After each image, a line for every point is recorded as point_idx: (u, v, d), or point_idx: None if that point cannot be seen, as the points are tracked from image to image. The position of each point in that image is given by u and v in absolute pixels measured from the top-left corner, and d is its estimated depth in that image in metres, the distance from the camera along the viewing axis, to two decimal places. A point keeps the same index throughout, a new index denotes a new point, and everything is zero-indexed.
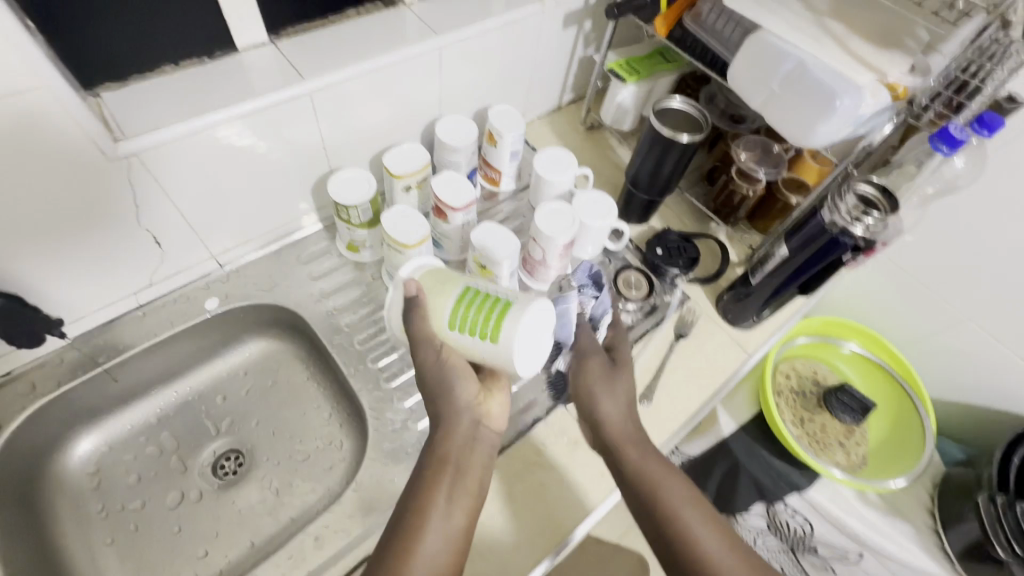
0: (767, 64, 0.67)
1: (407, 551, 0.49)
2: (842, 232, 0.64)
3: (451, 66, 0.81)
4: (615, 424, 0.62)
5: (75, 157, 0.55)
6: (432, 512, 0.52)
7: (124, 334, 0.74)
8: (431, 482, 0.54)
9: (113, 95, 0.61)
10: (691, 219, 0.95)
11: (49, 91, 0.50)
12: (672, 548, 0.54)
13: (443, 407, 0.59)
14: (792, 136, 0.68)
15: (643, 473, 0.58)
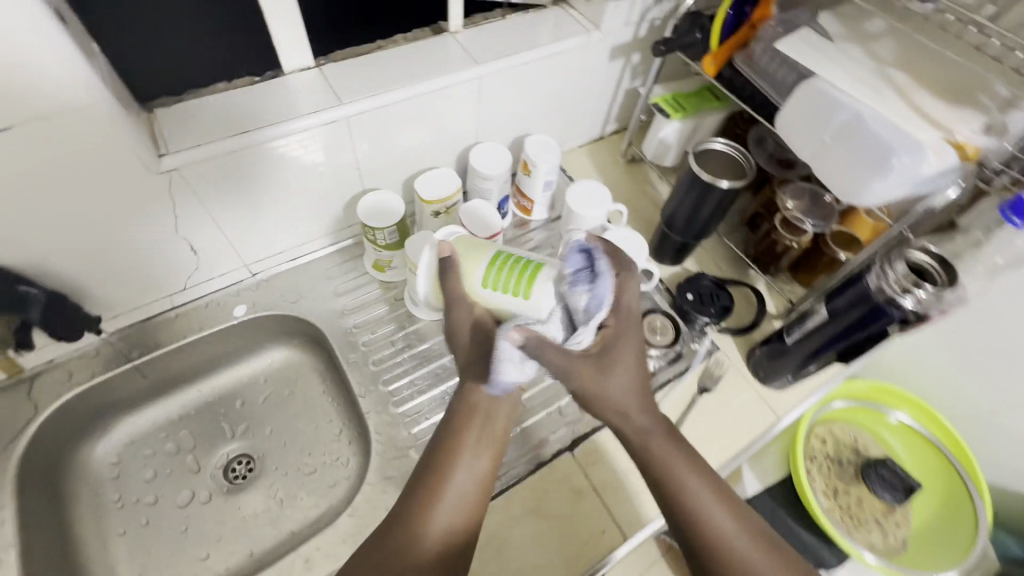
0: (821, 113, 0.62)
1: (429, 498, 0.54)
2: (888, 301, 0.59)
3: (490, 95, 0.81)
4: (624, 399, 0.54)
5: (120, 171, 0.58)
6: (454, 461, 0.57)
7: (157, 333, 0.77)
8: (458, 432, 0.59)
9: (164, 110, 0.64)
10: (728, 265, 0.91)
11: (103, 111, 0.52)
12: (677, 520, 0.52)
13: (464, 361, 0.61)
14: (843, 193, 0.62)
15: (647, 443, 0.54)
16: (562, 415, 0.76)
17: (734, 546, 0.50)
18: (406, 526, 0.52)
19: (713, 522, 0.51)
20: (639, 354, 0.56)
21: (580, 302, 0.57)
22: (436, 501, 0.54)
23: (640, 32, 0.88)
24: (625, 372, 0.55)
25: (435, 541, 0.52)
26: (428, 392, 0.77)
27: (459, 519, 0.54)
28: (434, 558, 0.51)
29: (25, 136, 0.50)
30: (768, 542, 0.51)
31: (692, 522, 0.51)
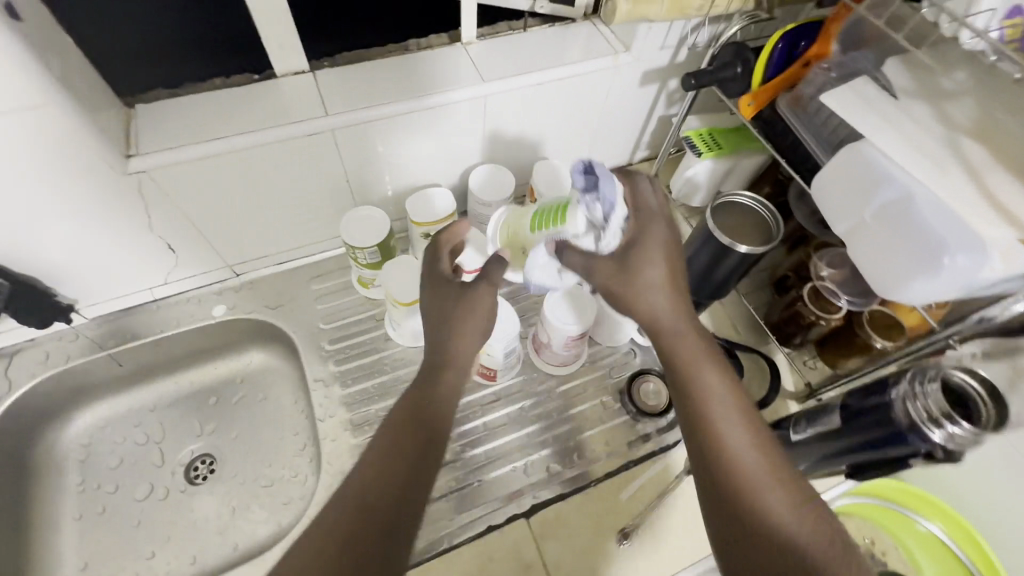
0: (859, 185, 0.52)
1: (411, 411, 0.50)
2: (913, 429, 0.48)
3: (498, 114, 0.74)
4: (654, 313, 0.51)
5: (84, 170, 0.56)
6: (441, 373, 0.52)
7: (136, 324, 0.77)
8: (442, 349, 0.54)
9: (145, 108, 0.61)
10: (746, 327, 0.81)
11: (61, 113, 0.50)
12: (691, 428, 0.47)
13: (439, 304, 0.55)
14: (876, 283, 0.53)
15: (671, 333, 0.50)
16: (526, 474, 0.70)
17: (754, 466, 0.44)
18: (388, 438, 0.48)
19: (732, 436, 0.45)
20: (671, 252, 0.52)
21: (594, 222, 0.49)
22: (417, 414, 0.49)
23: (679, 57, 0.78)
24: (653, 279, 0.51)
25: (412, 449, 0.47)
26: None
27: (434, 427, 0.49)
28: (412, 465, 0.46)
29: None
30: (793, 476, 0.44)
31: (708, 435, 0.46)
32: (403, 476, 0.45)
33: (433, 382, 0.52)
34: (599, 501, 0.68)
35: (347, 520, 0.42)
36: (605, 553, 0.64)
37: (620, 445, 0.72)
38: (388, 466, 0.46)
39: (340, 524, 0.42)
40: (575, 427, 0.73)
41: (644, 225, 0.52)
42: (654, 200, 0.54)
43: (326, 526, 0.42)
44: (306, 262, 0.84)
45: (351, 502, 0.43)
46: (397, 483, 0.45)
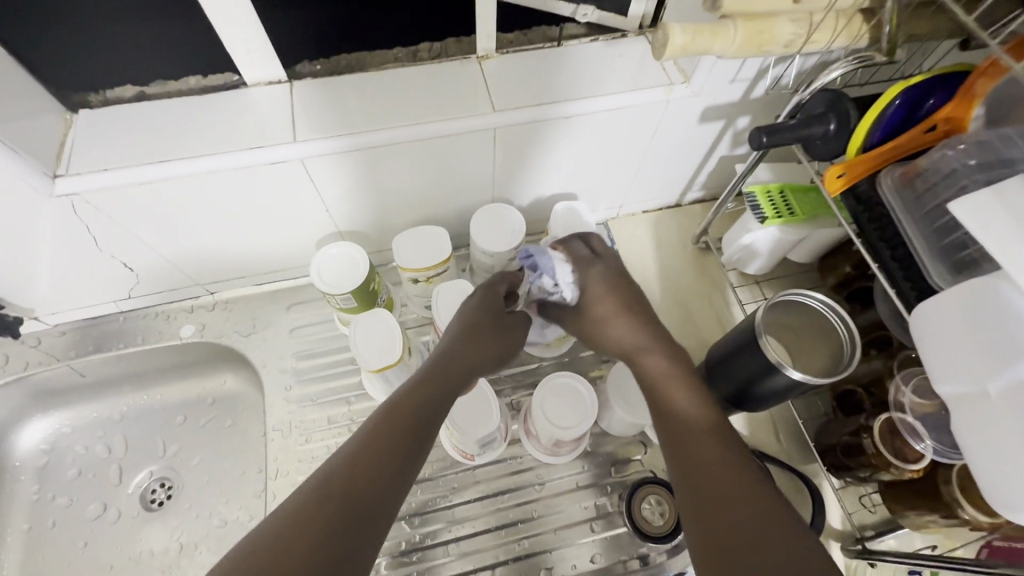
0: (986, 344, 0.36)
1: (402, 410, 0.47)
2: None
3: (512, 147, 0.61)
4: (628, 347, 0.56)
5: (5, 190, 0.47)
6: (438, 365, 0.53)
7: (101, 335, 0.71)
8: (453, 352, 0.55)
9: (90, 115, 0.52)
10: (789, 440, 0.65)
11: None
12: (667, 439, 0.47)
13: (469, 322, 0.57)
14: (989, 489, 0.36)
15: (644, 359, 0.54)
16: None
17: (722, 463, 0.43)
18: (373, 432, 0.44)
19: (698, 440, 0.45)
20: (616, 285, 0.60)
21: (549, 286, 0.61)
22: (409, 412, 0.47)
23: (752, 93, 0.61)
24: (613, 315, 0.58)
25: (399, 438, 0.44)
26: None
27: (424, 421, 0.47)
28: (388, 460, 0.43)
29: None
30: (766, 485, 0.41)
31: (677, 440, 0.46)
32: (394, 465, 0.43)
33: (440, 380, 0.51)
34: None
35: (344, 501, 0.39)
36: None
37: (607, 566, 0.60)
38: (377, 456, 0.43)
39: (330, 508, 0.38)
40: (556, 533, 0.62)
41: (584, 268, 0.61)
42: (587, 250, 0.62)
43: (314, 504, 0.38)
44: (287, 285, 0.75)
45: (349, 482, 0.40)
46: (379, 470, 0.42)
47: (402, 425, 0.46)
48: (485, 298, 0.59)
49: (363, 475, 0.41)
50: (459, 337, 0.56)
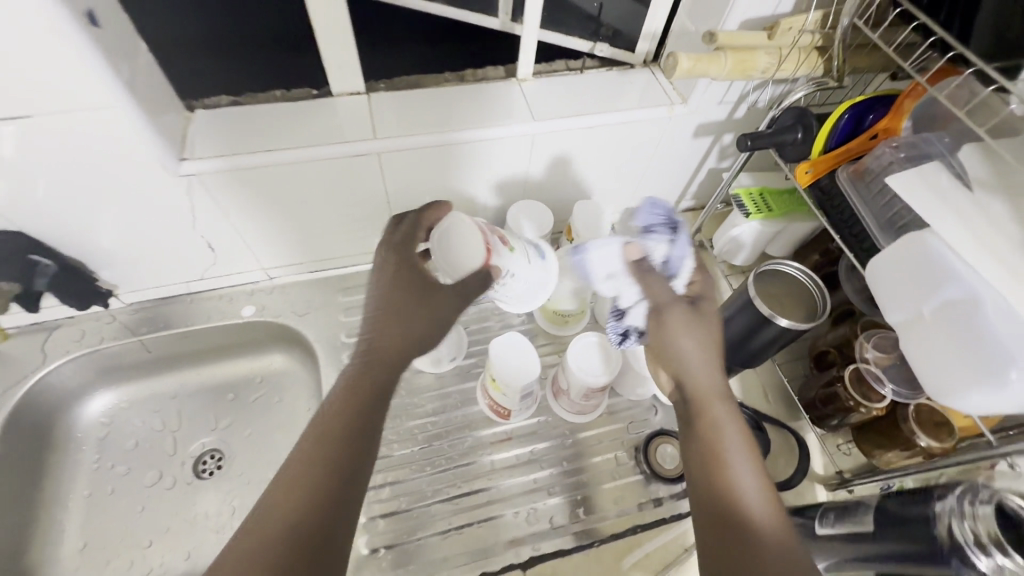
0: (916, 279, 0.49)
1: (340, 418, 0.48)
2: (953, 550, 0.44)
3: (545, 153, 0.73)
4: (693, 379, 0.52)
5: (142, 170, 0.58)
6: (360, 373, 0.51)
7: (168, 314, 0.79)
8: (375, 350, 0.52)
9: (205, 114, 0.63)
10: (778, 399, 0.76)
11: (123, 115, 0.52)
12: (699, 463, 0.48)
13: (385, 310, 0.54)
14: (931, 387, 0.49)
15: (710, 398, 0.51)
16: (527, 523, 0.67)
17: (742, 490, 0.45)
18: (295, 469, 0.45)
19: (734, 471, 0.46)
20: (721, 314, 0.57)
21: (660, 250, 0.60)
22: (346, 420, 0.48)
23: (735, 114, 0.76)
24: (696, 324, 0.54)
25: (320, 469, 0.45)
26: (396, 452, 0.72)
27: (352, 441, 0.47)
28: (309, 500, 0.43)
29: (47, 124, 0.50)
30: (780, 513, 0.43)
31: (713, 465, 0.47)
32: (322, 499, 0.44)
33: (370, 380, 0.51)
34: (598, 561, 0.66)
35: (271, 552, 0.41)
36: None
37: (627, 506, 0.69)
38: (301, 498, 0.43)
39: (258, 562, 0.40)
40: (582, 480, 0.71)
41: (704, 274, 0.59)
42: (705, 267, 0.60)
43: (244, 564, 0.40)
44: (336, 274, 0.85)
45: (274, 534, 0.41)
46: (302, 512, 0.43)
47: (322, 457, 0.46)
48: (400, 273, 0.56)
49: (284, 525, 0.42)
50: (379, 328, 0.54)
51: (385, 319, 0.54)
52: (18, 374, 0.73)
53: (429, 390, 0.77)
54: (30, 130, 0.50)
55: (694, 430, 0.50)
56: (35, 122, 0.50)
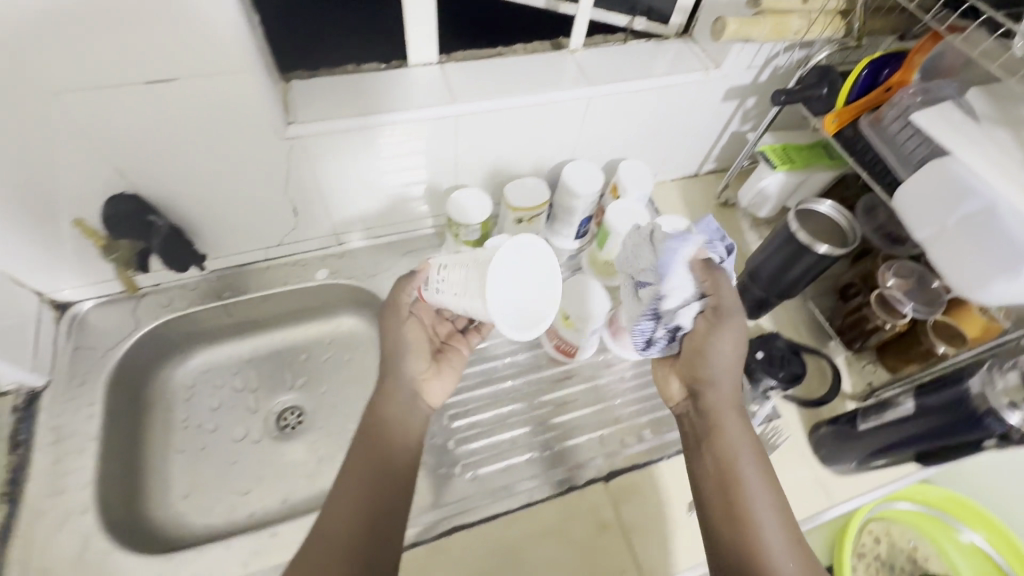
0: (942, 196, 0.59)
1: (372, 442, 0.62)
2: (988, 412, 0.54)
3: (596, 116, 0.81)
4: (718, 403, 0.60)
5: (256, 131, 0.64)
6: (387, 403, 0.65)
7: (247, 280, 0.85)
8: (392, 382, 0.67)
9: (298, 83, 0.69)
10: (808, 330, 0.85)
11: (251, 77, 0.58)
12: (717, 481, 0.57)
13: (399, 351, 0.68)
14: (960, 284, 0.58)
15: (732, 425, 0.59)
16: (603, 445, 0.75)
17: (758, 504, 0.55)
18: (351, 486, 0.58)
19: (752, 487, 0.56)
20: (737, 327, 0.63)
21: (717, 263, 0.62)
22: (376, 446, 0.62)
23: (761, 77, 0.85)
24: (736, 344, 0.60)
25: (376, 494, 0.58)
26: (476, 391, 0.78)
27: (389, 465, 0.61)
28: (374, 521, 0.56)
29: (186, 85, 0.56)
30: (791, 519, 0.55)
31: (736, 487, 0.56)
32: (383, 513, 0.57)
33: (396, 417, 0.65)
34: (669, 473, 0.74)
35: (349, 547, 0.54)
36: (676, 518, 0.70)
37: None
38: (361, 510, 0.57)
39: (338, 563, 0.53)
40: (645, 406, 0.79)
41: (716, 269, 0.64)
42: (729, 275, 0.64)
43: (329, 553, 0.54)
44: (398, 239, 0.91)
45: (345, 546, 0.54)
46: (366, 528, 0.56)
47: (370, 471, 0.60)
48: (415, 321, 0.70)
49: (354, 528, 0.55)
50: (397, 367, 0.67)
51: (401, 361, 0.68)
52: (116, 336, 0.77)
53: (497, 338, 0.84)
54: (170, 91, 0.56)
55: (714, 451, 0.59)
56: (176, 83, 0.56)
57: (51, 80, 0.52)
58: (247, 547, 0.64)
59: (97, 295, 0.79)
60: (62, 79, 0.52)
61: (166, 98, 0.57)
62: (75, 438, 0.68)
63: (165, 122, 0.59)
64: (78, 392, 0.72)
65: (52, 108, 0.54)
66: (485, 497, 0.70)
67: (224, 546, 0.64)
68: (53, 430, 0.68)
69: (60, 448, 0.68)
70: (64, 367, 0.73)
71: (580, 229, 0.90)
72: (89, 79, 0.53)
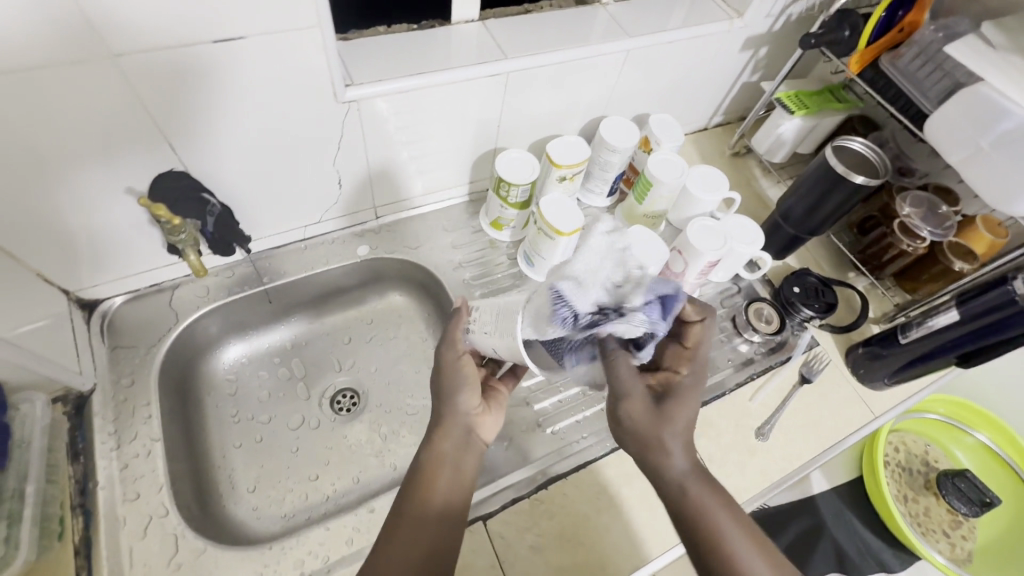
0: (976, 119, 0.64)
1: (421, 500, 0.54)
2: None
3: (630, 69, 0.82)
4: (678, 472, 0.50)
5: (314, 92, 0.61)
6: (441, 443, 0.58)
7: (285, 261, 0.81)
8: (447, 421, 0.60)
9: (344, 46, 0.68)
10: (828, 264, 0.94)
11: (318, 35, 0.56)
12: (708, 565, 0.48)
13: (455, 384, 0.61)
14: (997, 197, 0.66)
15: (696, 494, 0.49)
16: None
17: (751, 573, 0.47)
18: (400, 539, 0.51)
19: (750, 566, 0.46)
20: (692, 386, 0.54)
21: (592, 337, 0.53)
22: (428, 503, 0.54)
23: (775, 26, 0.89)
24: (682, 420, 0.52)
25: (428, 546, 0.51)
26: None
27: (447, 527, 0.53)
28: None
29: (251, 45, 0.54)
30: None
31: (726, 564, 0.47)
32: (434, 569, 0.50)
33: (447, 462, 0.57)
34: (733, 407, 0.78)
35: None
36: (749, 447, 0.75)
37: (741, 362, 0.82)
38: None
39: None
40: None
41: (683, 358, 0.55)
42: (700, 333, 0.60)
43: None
44: (433, 208, 0.89)
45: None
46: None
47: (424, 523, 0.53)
48: (468, 358, 0.63)
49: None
50: (451, 401, 0.61)
51: (456, 395, 0.61)
52: (157, 331, 0.73)
53: None
54: (235, 52, 0.53)
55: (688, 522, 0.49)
56: (242, 44, 0.53)
57: (111, 42, 0.48)
58: (348, 525, 0.63)
59: (127, 291, 0.74)
60: (122, 41, 0.48)
61: (229, 62, 0.54)
62: (137, 441, 0.64)
63: (227, 89, 0.56)
64: (131, 393, 0.67)
65: (107, 75, 0.50)
66: (572, 448, 0.71)
67: (323, 527, 0.62)
68: (112, 434, 0.64)
69: (124, 452, 0.63)
70: (107, 369, 0.68)
71: (613, 186, 0.91)
72: (150, 41, 0.49)
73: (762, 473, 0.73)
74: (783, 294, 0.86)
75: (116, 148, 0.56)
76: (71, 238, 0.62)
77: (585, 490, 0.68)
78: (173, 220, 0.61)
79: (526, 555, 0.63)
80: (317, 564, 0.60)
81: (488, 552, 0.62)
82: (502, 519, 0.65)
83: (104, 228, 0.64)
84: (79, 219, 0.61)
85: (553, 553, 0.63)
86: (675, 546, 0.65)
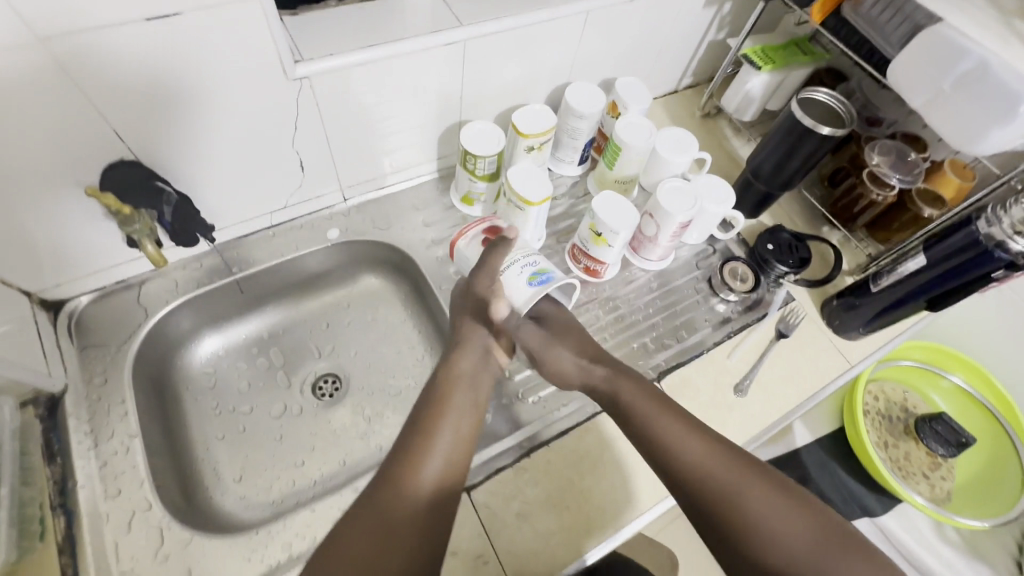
0: (936, 60, 0.64)
1: (430, 415, 0.59)
2: (998, 245, 0.63)
3: (592, 31, 0.80)
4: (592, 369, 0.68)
5: (263, 71, 0.60)
6: (459, 361, 0.65)
7: (254, 250, 0.80)
8: (466, 344, 0.67)
9: (292, 21, 0.66)
10: (801, 219, 0.94)
11: (260, 11, 0.54)
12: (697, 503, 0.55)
13: (480, 311, 0.67)
14: (961, 140, 0.66)
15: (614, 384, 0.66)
16: (647, 349, 0.79)
17: (743, 494, 0.54)
18: (409, 447, 0.56)
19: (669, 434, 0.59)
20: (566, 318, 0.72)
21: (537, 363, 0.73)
22: (435, 416, 0.59)
23: None
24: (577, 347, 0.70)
25: (436, 456, 0.55)
26: None
27: (460, 440, 0.58)
28: (439, 483, 0.54)
29: (192, 23, 0.52)
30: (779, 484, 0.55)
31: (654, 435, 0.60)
32: (444, 478, 0.54)
33: (458, 382, 0.63)
34: (711, 365, 0.79)
35: (417, 511, 0.51)
36: (727, 403, 0.76)
37: (718, 321, 0.83)
38: (414, 479, 0.53)
39: (399, 532, 0.50)
40: (675, 310, 0.83)
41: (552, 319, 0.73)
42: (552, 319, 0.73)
43: (379, 530, 0.49)
44: (403, 186, 0.88)
45: (412, 510, 0.51)
46: (434, 488, 0.53)
47: (443, 428, 0.58)
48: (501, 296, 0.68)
49: (419, 496, 0.52)
50: (473, 328, 0.68)
51: (479, 321, 0.67)
52: (127, 329, 0.72)
53: None
54: (173, 31, 0.51)
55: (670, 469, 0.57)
56: (179, 22, 0.51)
57: (39, 26, 0.46)
58: (333, 506, 0.63)
59: (92, 289, 0.72)
60: (51, 26, 0.46)
61: (173, 45, 0.52)
62: (115, 438, 0.64)
63: (179, 75, 0.55)
64: (105, 392, 0.67)
65: (41, 61, 0.48)
66: (552, 416, 0.71)
67: (309, 509, 0.63)
68: (88, 433, 0.63)
69: (102, 450, 0.63)
70: (78, 370, 0.68)
71: (583, 153, 0.90)
72: (80, 22, 0.47)
73: (742, 425, 0.74)
74: (757, 252, 0.86)
75: (57, 139, 0.54)
76: (24, 236, 0.60)
77: (568, 456, 0.69)
78: (123, 209, 0.61)
79: (512, 522, 0.63)
80: (305, 545, 0.61)
81: (474, 522, 0.63)
82: (486, 489, 0.65)
83: (57, 226, 0.62)
84: (30, 217, 0.59)
85: (541, 519, 0.64)
86: (657, 504, 0.66)
